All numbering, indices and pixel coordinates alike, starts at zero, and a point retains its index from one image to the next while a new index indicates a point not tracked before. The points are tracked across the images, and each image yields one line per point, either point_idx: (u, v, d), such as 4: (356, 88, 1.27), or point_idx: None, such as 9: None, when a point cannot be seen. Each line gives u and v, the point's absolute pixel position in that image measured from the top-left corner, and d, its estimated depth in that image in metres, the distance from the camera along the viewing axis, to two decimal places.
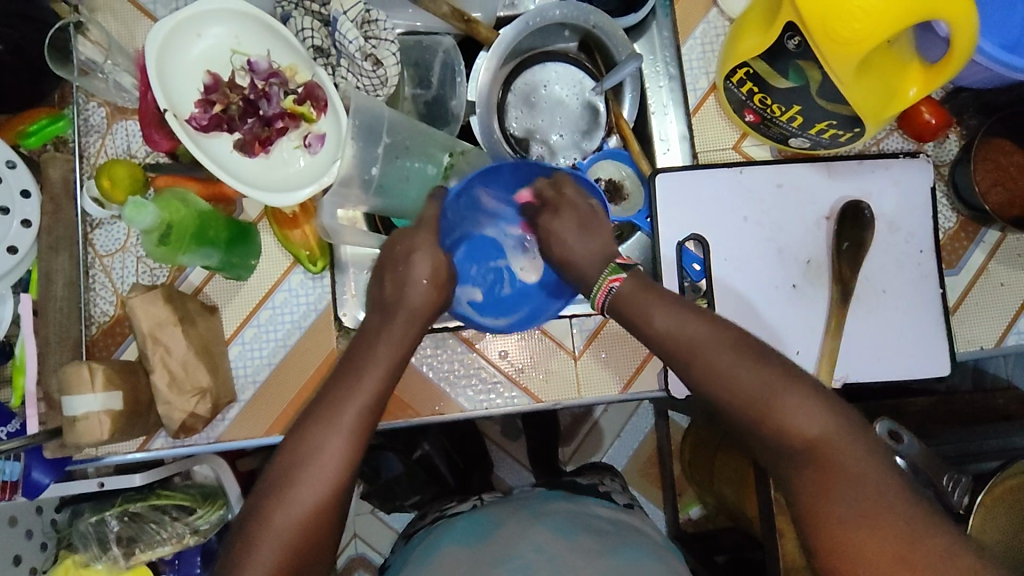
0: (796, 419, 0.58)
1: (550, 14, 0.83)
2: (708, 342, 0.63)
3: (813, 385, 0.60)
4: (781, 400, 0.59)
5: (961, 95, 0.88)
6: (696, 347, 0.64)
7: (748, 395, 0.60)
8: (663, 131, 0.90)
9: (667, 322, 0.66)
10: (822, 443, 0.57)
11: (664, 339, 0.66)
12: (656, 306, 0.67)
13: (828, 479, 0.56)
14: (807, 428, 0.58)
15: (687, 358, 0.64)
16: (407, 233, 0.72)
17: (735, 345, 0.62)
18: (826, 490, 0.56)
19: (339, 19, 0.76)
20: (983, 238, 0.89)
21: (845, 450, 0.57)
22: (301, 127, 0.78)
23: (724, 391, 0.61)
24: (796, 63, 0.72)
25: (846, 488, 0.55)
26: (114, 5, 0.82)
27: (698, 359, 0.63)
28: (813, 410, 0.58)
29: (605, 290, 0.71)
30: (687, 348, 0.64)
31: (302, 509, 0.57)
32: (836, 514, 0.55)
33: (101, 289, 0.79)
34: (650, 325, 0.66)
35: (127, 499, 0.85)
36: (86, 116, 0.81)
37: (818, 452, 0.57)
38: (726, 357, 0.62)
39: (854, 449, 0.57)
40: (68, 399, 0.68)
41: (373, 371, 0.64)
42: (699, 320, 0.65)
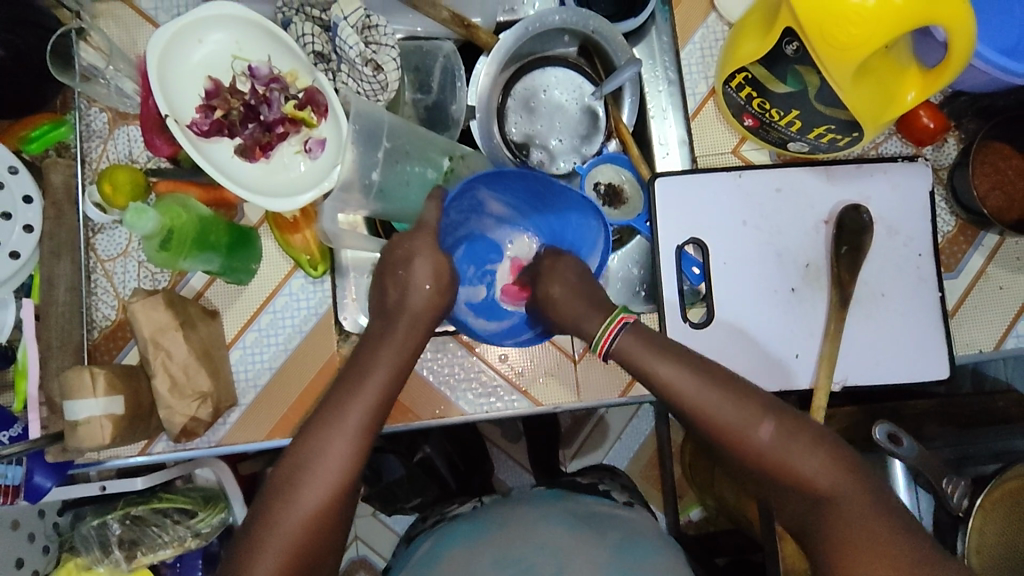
0: (807, 472, 0.60)
1: (549, 19, 0.83)
2: (714, 394, 0.64)
3: (812, 430, 0.63)
4: (790, 454, 0.61)
5: (959, 99, 0.89)
6: (702, 402, 0.64)
7: (760, 450, 0.62)
8: (662, 135, 0.90)
9: (674, 376, 0.66)
10: (832, 494, 0.60)
11: (671, 394, 0.66)
12: (652, 354, 0.68)
13: (841, 528, 0.58)
14: (814, 476, 0.60)
15: (695, 414, 0.64)
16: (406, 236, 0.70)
17: (741, 397, 0.63)
18: (839, 538, 0.58)
19: (340, 25, 0.77)
20: (981, 241, 0.89)
21: (852, 497, 0.59)
22: (301, 132, 0.79)
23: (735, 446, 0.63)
24: (794, 68, 0.72)
25: (858, 536, 0.58)
26: (115, 11, 0.83)
27: (706, 414, 0.64)
28: (821, 460, 0.61)
29: (607, 341, 0.69)
30: (694, 409, 0.64)
31: (303, 511, 0.57)
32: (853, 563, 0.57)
33: (103, 294, 0.80)
34: (656, 379, 0.66)
35: (128, 502, 0.86)
36: (88, 121, 0.82)
37: (829, 502, 0.60)
38: (734, 411, 0.63)
39: (862, 496, 0.59)
40: (69, 403, 0.68)
41: (377, 375, 0.65)
42: (703, 372, 0.65)
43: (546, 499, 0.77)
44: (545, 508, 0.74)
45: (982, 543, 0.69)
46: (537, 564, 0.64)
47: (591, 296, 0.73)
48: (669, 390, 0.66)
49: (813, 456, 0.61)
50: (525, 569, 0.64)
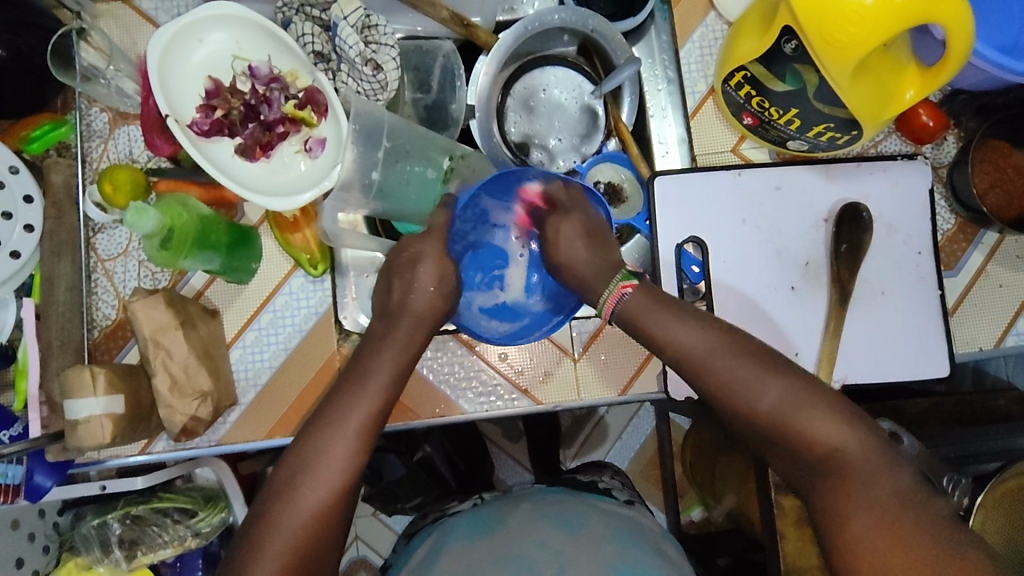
0: (814, 429, 0.59)
1: (548, 18, 0.83)
2: (722, 354, 0.64)
3: (825, 394, 0.61)
4: (797, 412, 0.60)
5: (958, 97, 0.89)
6: (710, 362, 0.64)
7: (765, 409, 0.61)
8: (661, 134, 0.90)
9: (682, 337, 0.66)
10: (838, 450, 0.58)
11: (678, 355, 0.66)
12: (666, 317, 0.67)
13: (844, 484, 0.57)
14: (823, 434, 0.59)
15: (702, 373, 0.64)
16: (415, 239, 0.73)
17: (750, 358, 0.63)
18: (842, 493, 0.57)
19: (340, 25, 0.77)
20: (981, 240, 0.89)
21: (859, 454, 0.58)
22: (301, 132, 0.79)
23: (742, 406, 0.62)
24: (793, 66, 0.72)
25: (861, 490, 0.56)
26: (116, 11, 0.83)
27: (713, 373, 0.64)
28: (829, 418, 0.59)
29: (611, 305, 0.71)
30: (700, 365, 0.65)
31: (305, 511, 0.57)
32: (851, 515, 0.56)
33: (103, 294, 0.80)
34: (665, 340, 0.67)
35: (129, 502, 0.86)
36: (89, 121, 0.82)
37: (834, 459, 0.58)
38: (742, 370, 0.63)
39: (870, 454, 0.58)
40: (70, 403, 0.68)
41: (379, 376, 0.65)
42: (712, 334, 0.66)
43: (547, 496, 0.77)
44: (545, 506, 0.74)
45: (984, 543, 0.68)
46: (536, 561, 0.65)
47: (600, 265, 0.73)
48: (676, 352, 0.66)
49: (820, 413, 0.60)
50: (526, 567, 0.65)
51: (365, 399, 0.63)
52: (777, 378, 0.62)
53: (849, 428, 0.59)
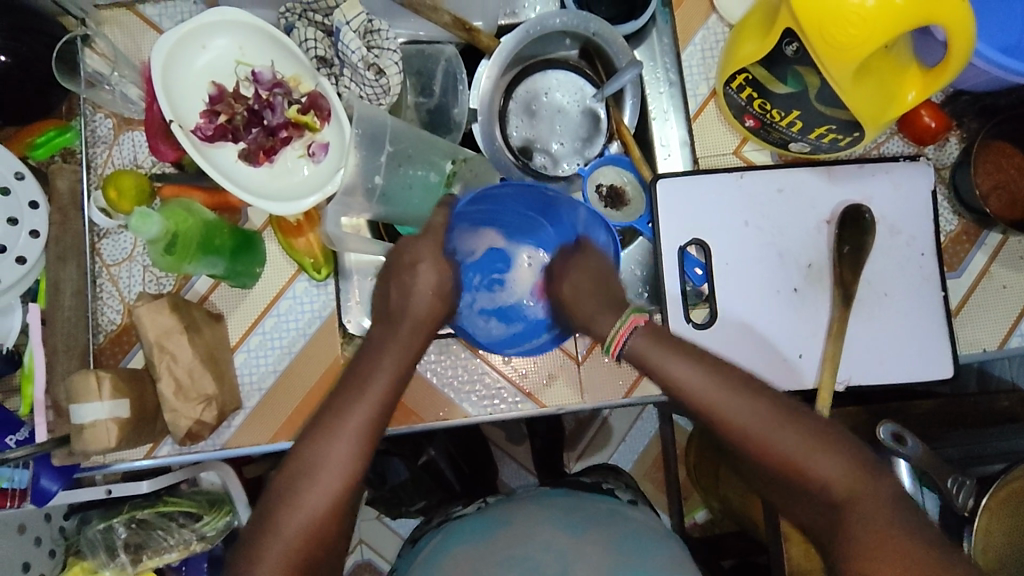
0: (818, 469, 0.61)
1: (550, 22, 0.83)
2: (731, 397, 0.64)
3: (827, 430, 0.63)
4: (803, 451, 0.62)
5: (961, 99, 0.89)
6: (720, 404, 0.64)
7: (776, 452, 0.62)
8: (663, 136, 0.91)
9: (691, 378, 0.66)
10: (843, 489, 0.60)
11: (687, 395, 0.65)
12: (677, 360, 0.67)
13: (853, 524, 0.59)
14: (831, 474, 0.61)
15: (710, 415, 0.64)
16: (411, 241, 0.72)
17: (755, 397, 0.64)
18: (849, 534, 0.59)
19: (342, 30, 0.78)
20: (985, 241, 0.89)
21: (863, 492, 0.60)
22: (304, 137, 0.79)
23: (749, 446, 0.63)
24: (794, 68, 0.72)
25: (869, 531, 0.58)
26: (120, 17, 0.84)
27: (726, 418, 0.64)
28: (832, 457, 0.61)
29: (621, 341, 0.70)
30: (707, 404, 0.65)
31: (308, 514, 0.57)
32: (861, 553, 0.58)
33: (108, 298, 0.80)
34: (672, 380, 0.66)
35: (134, 506, 0.87)
36: (93, 127, 0.82)
37: (840, 498, 0.60)
38: (753, 413, 0.63)
39: (875, 493, 0.60)
40: (76, 407, 0.69)
41: (380, 378, 0.65)
42: (718, 374, 0.66)
43: (551, 499, 0.77)
44: (550, 508, 0.74)
45: (989, 543, 0.68)
46: (541, 564, 0.65)
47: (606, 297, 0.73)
48: (684, 393, 0.66)
49: (823, 451, 0.62)
50: (530, 568, 0.65)
51: (367, 400, 0.63)
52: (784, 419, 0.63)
53: (851, 466, 0.61)
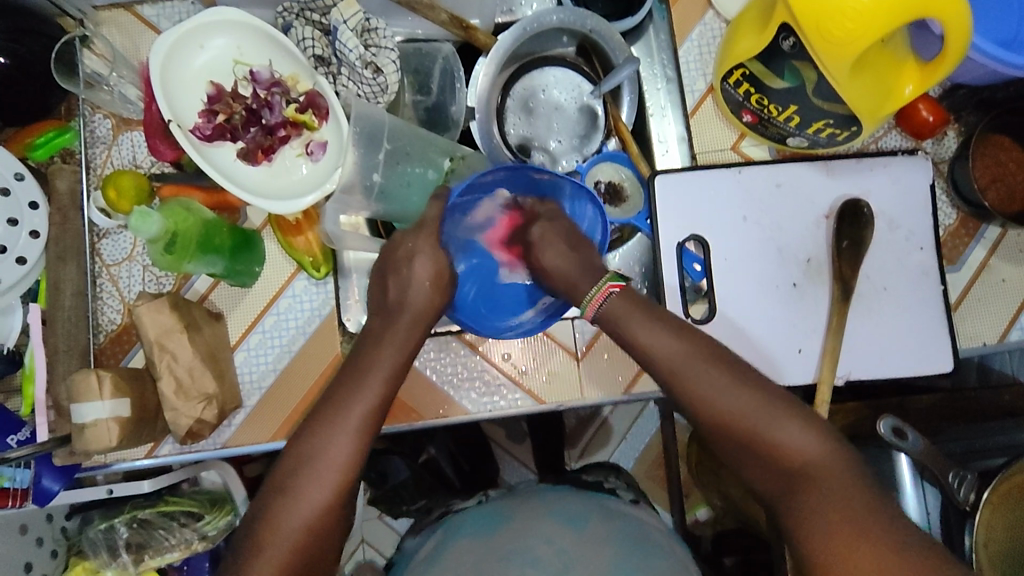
0: (775, 434, 0.62)
1: (547, 19, 0.84)
2: (693, 359, 0.66)
3: (789, 400, 0.64)
4: (761, 414, 0.62)
5: (958, 92, 0.88)
6: (683, 367, 0.66)
7: (736, 415, 0.63)
8: (661, 132, 0.91)
9: (656, 343, 0.68)
10: (801, 455, 0.60)
11: (651, 357, 0.68)
12: (647, 325, 0.69)
13: (800, 483, 0.59)
14: (788, 438, 0.61)
15: (674, 380, 0.66)
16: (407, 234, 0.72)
17: (716, 363, 0.66)
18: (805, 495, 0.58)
19: (339, 29, 0.78)
20: (984, 234, 0.89)
21: (822, 461, 0.60)
22: (303, 135, 0.79)
23: (710, 411, 0.64)
24: (791, 63, 0.72)
25: (820, 493, 0.58)
26: (118, 18, 0.84)
27: (687, 381, 0.65)
28: (792, 423, 0.62)
29: (597, 302, 0.71)
30: (671, 369, 0.66)
31: (306, 508, 0.57)
32: (812, 513, 0.57)
33: (108, 298, 0.81)
34: (640, 344, 0.69)
35: (135, 506, 0.87)
36: (92, 128, 0.82)
37: (792, 462, 0.60)
38: (714, 377, 0.65)
39: (835, 461, 0.59)
40: (77, 406, 0.69)
41: (378, 373, 0.65)
42: (683, 339, 0.68)
43: (551, 494, 0.77)
44: (551, 504, 0.74)
45: (989, 537, 0.68)
46: (541, 557, 0.64)
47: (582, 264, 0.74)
48: (651, 357, 0.68)
49: (782, 418, 0.62)
50: (529, 563, 0.64)
51: (366, 394, 0.63)
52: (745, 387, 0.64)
53: (815, 435, 0.61)
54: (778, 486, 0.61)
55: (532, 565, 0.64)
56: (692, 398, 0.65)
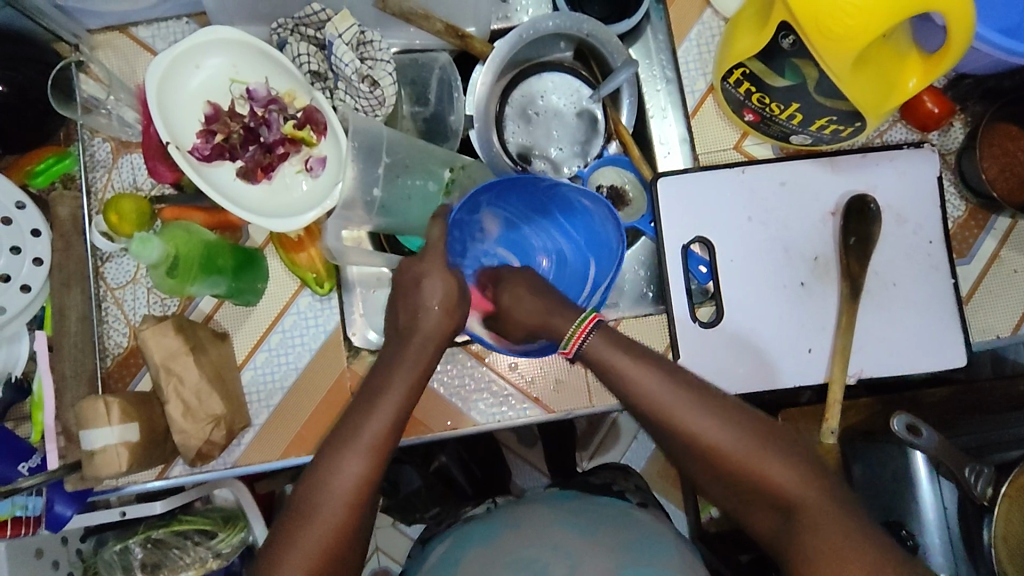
0: (775, 477, 0.58)
1: (543, 25, 0.83)
2: (681, 399, 0.62)
3: (784, 439, 0.60)
4: (759, 457, 0.59)
5: (964, 82, 0.87)
6: (673, 411, 0.62)
7: (733, 461, 0.60)
8: (662, 135, 0.90)
9: (644, 382, 0.63)
10: (805, 501, 0.57)
11: (643, 402, 0.63)
12: (634, 365, 0.64)
13: (804, 534, 0.56)
14: (786, 485, 0.58)
15: (661, 418, 0.62)
16: (413, 260, 0.72)
17: (708, 404, 0.62)
18: (805, 542, 0.56)
19: (335, 43, 0.78)
20: (993, 225, 0.88)
21: (821, 503, 0.57)
22: (302, 151, 0.79)
23: (701, 452, 0.61)
24: (791, 61, 0.71)
25: (827, 542, 0.55)
26: (113, 41, 0.84)
27: (677, 423, 0.61)
28: (791, 468, 0.59)
29: (577, 340, 0.67)
30: (659, 411, 0.62)
31: (322, 527, 0.57)
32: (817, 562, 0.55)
33: (114, 321, 0.81)
34: (624, 384, 0.64)
35: (149, 526, 0.87)
36: (91, 152, 0.82)
37: (793, 509, 0.57)
38: (700, 414, 0.61)
39: (833, 504, 0.57)
40: (86, 433, 0.69)
41: (393, 394, 0.65)
42: (671, 376, 0.63)
43: (561, 500, 0.77)
44: (559, 510, 0.74)
45: (1009, 529, 0.67)
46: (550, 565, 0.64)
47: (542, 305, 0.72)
48: (637, 397, 0.63)
49: (779, 458, 0.59)
50: (538, 569, 0.64)
51: (380, 413, 0.63)
52: (744, 428, 0.60)
53: (808, 478, 0.58)
54: (775, 528, 0.58)
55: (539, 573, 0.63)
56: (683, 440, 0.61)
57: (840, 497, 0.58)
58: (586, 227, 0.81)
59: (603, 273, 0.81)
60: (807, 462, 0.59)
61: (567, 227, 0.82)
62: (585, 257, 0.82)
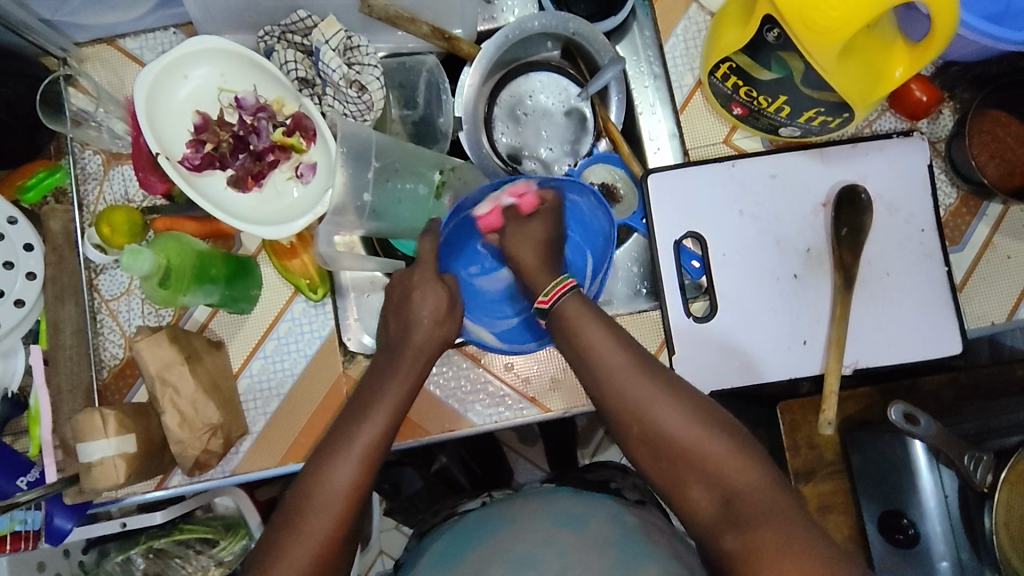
0: (721, 462, 0.60)
1: (529, 25, 0.83)
2: (633, 369, 0.63)
3: (732, 425, 0.62)
4: (708, 440, 0.60)
5: (951, 69, 0.87)
6: (630, 387, 0.62)
7: (684, 443, 0.60)
8: (652, 130, 0.90)
9: (602, 349, 0.64)
10: (747, 489, 0.59)
11: (598, 368, 0.64)
12: (595, 331, 0.65)
13: (746, 517, 0.57)
14: (730, 466, 0.59)
15: (614, 384, 0.63)
16: (405, 273, 0.72)
17: (660, 380, 0.63)
18: (745, 524, 0.57)
19: (322, 49, 0.78)
20: (985, 212, 0.88)
21: (762, 489, 0.59)
22: (292, 158, 0.80)
23: (649, 423, 0.62)
24: (777, 54, 0.71)
25: (769, 531, 0.56)
26: (102, 53, 0.84)
27: (626, 389, 0.63)
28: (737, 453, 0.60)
29: (558, 293, 0.67)
30: (614, 377, 0.63)
31: (328, 517, 0.58)
32: (755, 543, 0.56)
33: (109, 333, 0.81)
34: (584, 352, 0.65)
35: (151, 536, 0.87)
36: (83, 165, 0.82)
37: (735, 492, 0.59)
38: (651, 388, 0.62)
39: (772, 493, 0.59)
40: (83, 446, 0.69)
41: (389, 400, 0.65)
42: (629, 349, 0.65)
43: (558, 495, 0.77)
44: (556, 506, 0.74)
45: (1009, 516, 0.67)
46: (541, 561, 0.64)
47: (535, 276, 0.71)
48: (596, 366, 0.64)
49: (726, 442, 0.60)
50: (532, 565, 0.64)
51: (376, 420, 0.64)
52: (695, 406, 0.62)
53: (751, 464, 0.60)
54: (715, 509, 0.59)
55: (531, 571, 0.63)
56: (636, 415, 0.62)
57: (781, 487, 0.59)
58: (579, 221, 0.80)
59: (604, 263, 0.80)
60: (753, 449, 0.61)
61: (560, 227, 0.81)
62: (582, 253, 0.81)
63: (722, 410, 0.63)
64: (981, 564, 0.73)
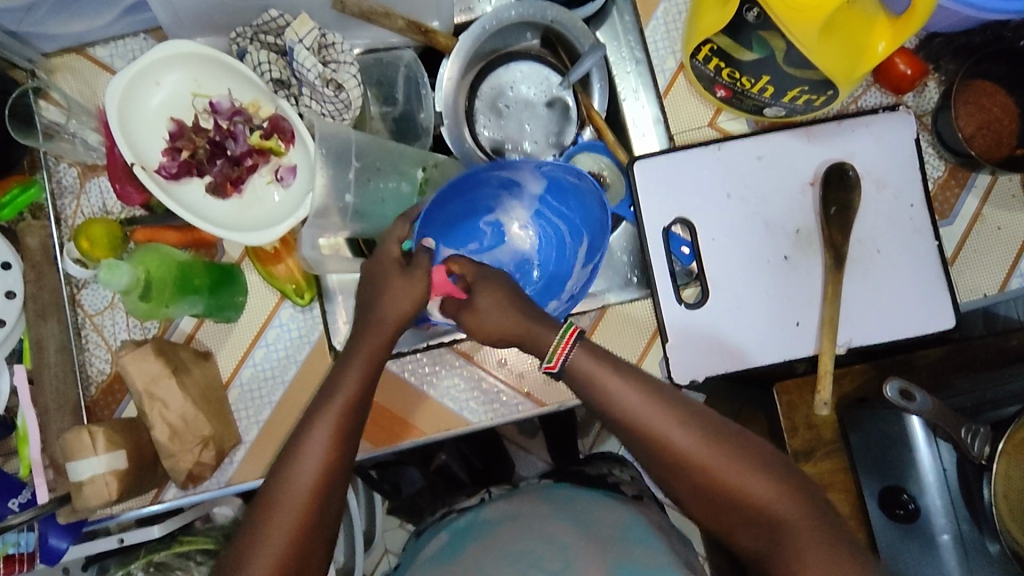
0: (750, 490, 0.59)
1: (506, 15, 0.82)
2: (661, 414, 0.60)
3: (762, 452, 0.60)
4: (735, 471, 0.59)
5: (934, 41, 0.86)
6: (657, 428, 0.60)
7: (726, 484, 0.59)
8: (636, 117, 0.88)
9: (628, 396, 0.61)
10: (778, 512, 0.58)
11: (626, 419, 0.61)
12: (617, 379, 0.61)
13: (794, 546, 0.58)
14: (768, 499, 0.59)
15: (644, 432, 0.60)
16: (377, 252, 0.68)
17: (686, 418, 0.60)
18: (790, 553, 0.57)
19: (296, 48, 0.76)
20: (974, 183, 0.87)
21: (801, 514, 0.59)
22: (271, 161, 0.78)
23: (680, 465, 0.60)
24: (758, 34, 0.70)
25: (804, 552, 0.57)
26: (71, 63, 0.82)
27: (657, 434, 0.60)
28: (770, 481, 0.59)
29: (564, 353, 0.62)
30: (642, 424, 0.60)
31: (307, 467, 0.58)
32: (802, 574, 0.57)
33: (95, 349, 0.79)
34: (610, 401, 0.61)
35: (151, 550, 0.85)
36: (58, 178, 0.80)
37: (776, 520, 0.59)
38: (679, 432, 0.60)
39: (810, 516, 0.59)
40: (72, 465, 0.68)
41: (354, 370, 0.63)
42: (651, 392, 0.61)
43: (559, 492, 0.76)
44: (557, 503, 0.73)
45: (1008, 488, 0.66)
46: (541, 557, 0.64)
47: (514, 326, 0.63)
48: (620, 415, 0.61)
49: (761, 476, 0.59)
50: (533, 561, 0.63)
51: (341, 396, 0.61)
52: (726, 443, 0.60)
53: (787, 492, 0.59)
54: (757, 535, 0.60)
55: (532, 566, 0.63)
56: (661, 456, 0.60)
57: (817, 508, 0.59)
58: (578, 205, 0.80)
59: (598, 251, 0.80)
60: (786, 474, 0.60)
61: (557, 209, 0.82)
62: (578, 235, 0.81)
63: (750, 436, 0.61)
64: (982, 536, 0.72)
